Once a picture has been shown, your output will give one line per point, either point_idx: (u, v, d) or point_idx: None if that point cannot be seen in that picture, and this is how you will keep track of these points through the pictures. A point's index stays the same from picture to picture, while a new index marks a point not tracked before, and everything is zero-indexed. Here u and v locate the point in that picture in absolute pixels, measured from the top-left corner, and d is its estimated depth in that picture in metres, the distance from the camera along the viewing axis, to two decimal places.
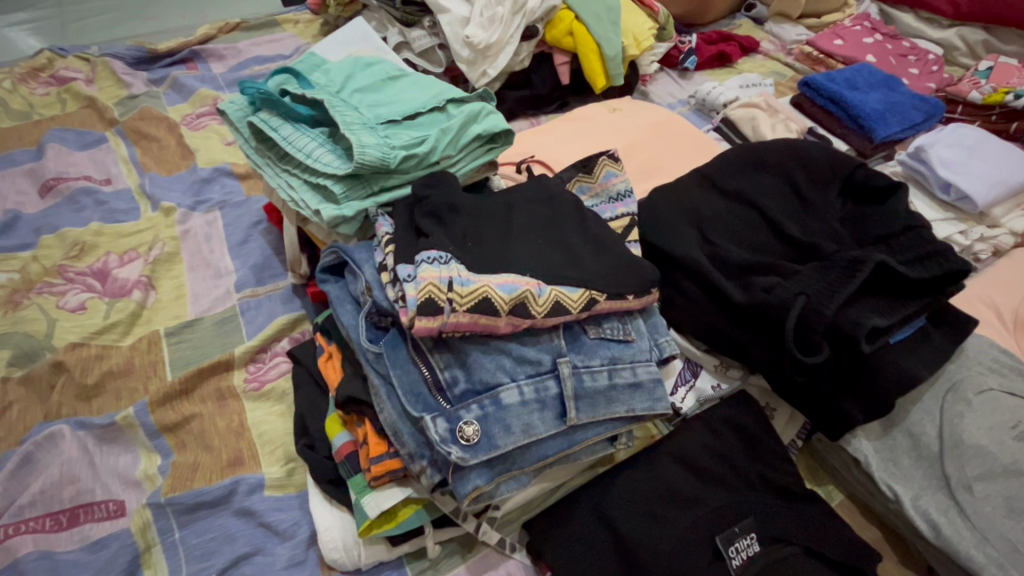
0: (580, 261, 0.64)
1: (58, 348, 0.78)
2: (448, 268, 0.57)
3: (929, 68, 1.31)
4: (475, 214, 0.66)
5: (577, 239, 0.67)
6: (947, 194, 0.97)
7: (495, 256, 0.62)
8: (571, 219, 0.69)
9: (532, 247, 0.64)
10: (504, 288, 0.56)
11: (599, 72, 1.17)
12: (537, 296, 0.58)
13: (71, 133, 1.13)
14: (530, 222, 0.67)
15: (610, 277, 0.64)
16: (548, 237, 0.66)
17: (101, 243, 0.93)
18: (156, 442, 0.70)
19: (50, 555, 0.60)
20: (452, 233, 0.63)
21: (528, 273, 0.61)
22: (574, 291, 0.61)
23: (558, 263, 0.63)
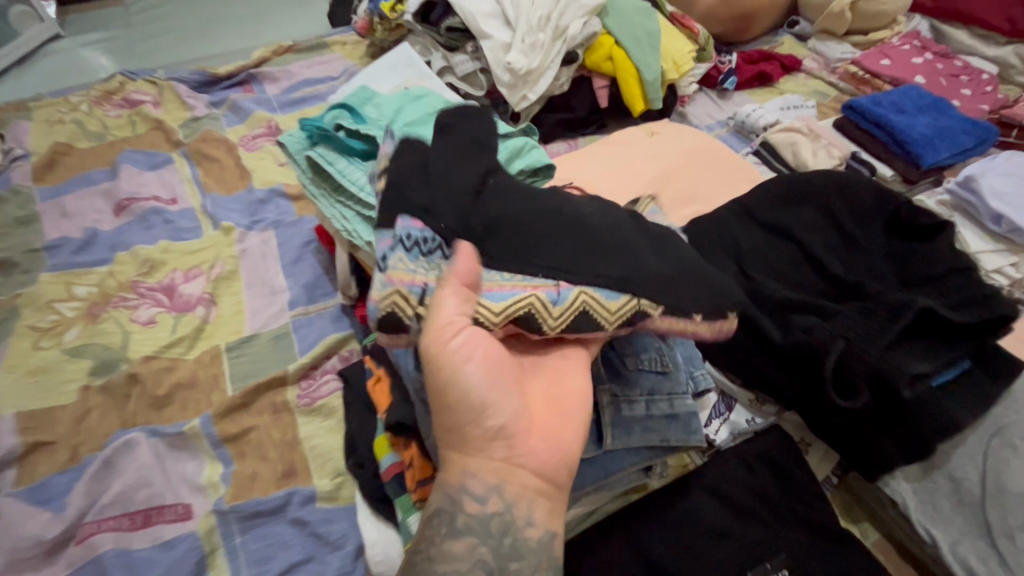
0: (644, 264, 0.58)
1: (133, 360, 0.85)
2: (418, 266, 0.57)
3: (983, 88, 1.27)
4: (521, 192, 0.61)
5: (642, 237, 0.61)
6: (998, 225, 0.94)
7: (530, 245, 0.57)
8: (637, 221, 0.63)
9: (579, 237, 0.58)
10: (490, 298, 0.53)
11: (638, 95, 1.19)
12: (553, 303, 0.54)
13: (141, 155, 1.22)
14: (590, 213, 0.61)
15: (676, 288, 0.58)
16: (608, 226, 0.60)
17: (169, 260, 1.01)
18: (218, 451, 0.76)
19: (127, 552, 0.66)
20: (473, 210, 0.60)
21: (559, 266, 0.56)
22: (616, 298, 0.56)
23: (613, 265, 0.57)
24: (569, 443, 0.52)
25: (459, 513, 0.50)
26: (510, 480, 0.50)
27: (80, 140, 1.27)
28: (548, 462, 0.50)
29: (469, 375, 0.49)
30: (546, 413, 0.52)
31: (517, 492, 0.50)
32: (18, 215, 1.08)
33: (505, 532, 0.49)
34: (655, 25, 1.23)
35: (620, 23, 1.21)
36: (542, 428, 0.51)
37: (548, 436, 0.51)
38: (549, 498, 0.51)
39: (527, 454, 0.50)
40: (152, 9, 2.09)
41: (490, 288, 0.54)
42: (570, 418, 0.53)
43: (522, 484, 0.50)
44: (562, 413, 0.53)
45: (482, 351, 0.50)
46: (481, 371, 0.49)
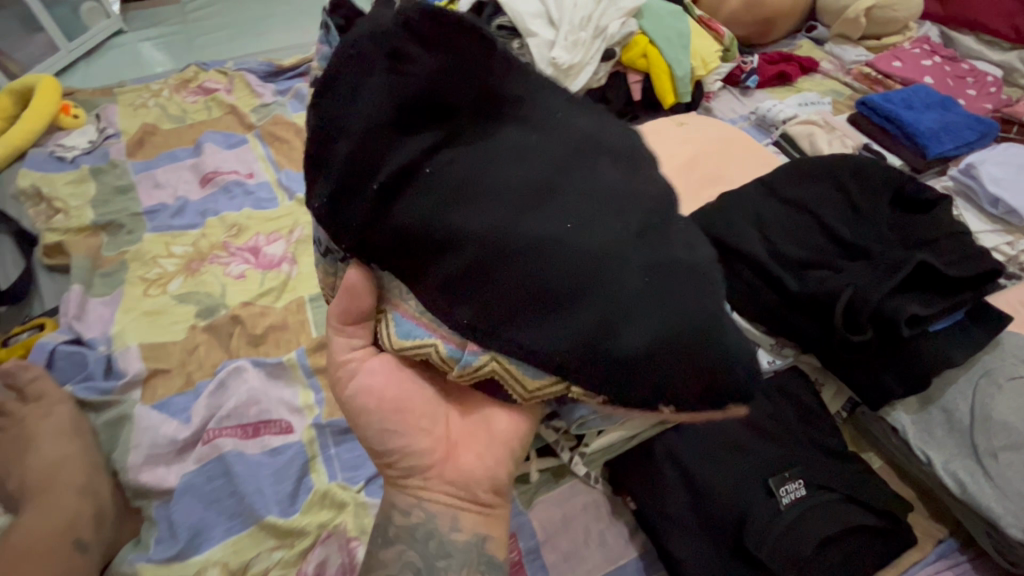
0: (598, 340, 0.47)
1: (232, 305, 0.99)
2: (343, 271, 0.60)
3: (988, 89, 1.38)
4: (466, 209, 0.49)
5: (618, 294, 0.47)
6: (995, 208, 1.05)
7: (455, 292, 0.50)
8: (624, 262, 0.48)
9: (521, 290, 0.48)
10: (399, 332, 0.55)
11: (669, 89, 1.32)
12: (457, 361, 0.53)
13: (219, 135, 1.36)
14: (563, 252, 0.48)
15: (624, 373, 0.48)
16: (568, 274, 0.47)
17: (252, 226, 1.15)
18: (310, 380, 0.88)
19: (243, 454, 0.78)
20: (389, 233, 0.51)
21: (483, 324, 0.50)
22: (538, 378, 0.51)
23: (547, 340, 0.48)
24: (486, 468, 0.53)
25: (390, 525, 0.53)
26: (430, 501, 0.53)
27: (162, 122, 1.41)
28: (465, 481, 0.53)
29: (372, 421, 0.54)
30: (464, 439, 0.55)
31: (436, 510, 0.52)
32: (117, 185, 1.23)
33: (429, 536, 0.52)
34: (686, 26, 1.35)
35: (654, 24, 1.33)
36: (457, 455, 0.54)
37: (465, 456, 0.54)
38: (478, 511, 0.54)
39: (443, 480, 0.53)
40: (205, 7, 2.23)
41: (407, 315, 0.55)
42: (485, 450, 0.54)
43: (444, 497, 0.53)
44: (479, 439, 0.55)
45: (378, 395, 0.54)
46: (381, 418, 0.53)
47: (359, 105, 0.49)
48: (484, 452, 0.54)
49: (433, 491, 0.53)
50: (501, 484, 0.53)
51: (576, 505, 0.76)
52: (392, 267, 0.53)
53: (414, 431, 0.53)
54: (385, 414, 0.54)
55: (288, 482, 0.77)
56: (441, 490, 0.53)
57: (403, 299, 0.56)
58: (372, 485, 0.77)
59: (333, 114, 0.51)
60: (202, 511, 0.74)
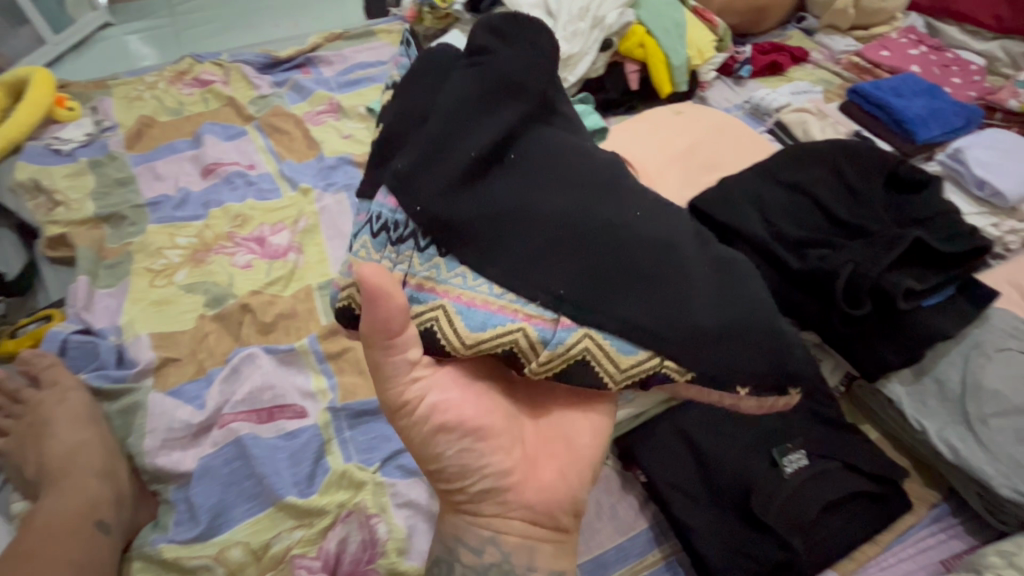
0: (681, 311, 0.53)
1: (240, 294, 0.99)
2: (383, 255, 0.59)
3: (972, 77, 1.42)
4: (550, 188, 0.56)
5: (692, 267, 0.54)
6: (982, 190, 1.09)
7: (540, 263, 0.54)
8: (692, 244, 0.56)
9: (604, 261, 0.53)
10: (469, 324, 0.53)
11: (666, 78, 1.34)
12: (546, 344, 0.53)
13: (218, 127, 1.36)
14: (640, 233, 0.55)
15: (706, 345, 0.53)
16: (647, 249, 0.54)
17: (256, 216, 1.15)
18: (323, 365, 0.90)
19: (259, 438, 0.80)
20: (478, 208, 0.55)
21: (569, 295, 0.53)
22: (631, 356, 0.53)
23: (631, 311, 0.53)
24: (570, 489, 0.51)
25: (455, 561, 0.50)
26: (506, 533, 0.50)
27: (159, 114, 1.40)
28: (546, 504, 0.50)
29: (443, 442, 0.49)
30: (544, 454, 0.52)
31: (513, 542, 0.49)
32: (117, 177, 1.22)
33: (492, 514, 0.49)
34: (681, 16, 1.38)
35: (650, 15, 1.35)
36: (536, 475, 0.50)
37: (548, 474, 0.51)
38: (552, 540, 0.51)
39: (520, 505, 0.49)
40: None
41: (475, 304, 0.54)
42: (568, 467, 0.52)
43: (519, 529, 0.50)
44: (560, 454, 0.52)
45: (458, 411, 0.49)
46: (459, 438, 0.48)
47: (454, 89, 0.58)
48: (567, 471, 0.51)
49: (507, 517, 0.49)
50: (583, 506, 0.51)
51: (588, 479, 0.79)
52: (463, 244, 0.55)
53: (497, 449, 0.49)
54: (460, 433, 0.49)
55: (306, 463, 0.78)
56: (516, 516, 0.49)
57: (471, 286, 0.55)
58: (389, 465, 0.79)
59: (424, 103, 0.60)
60: (221, 493, 0.75)
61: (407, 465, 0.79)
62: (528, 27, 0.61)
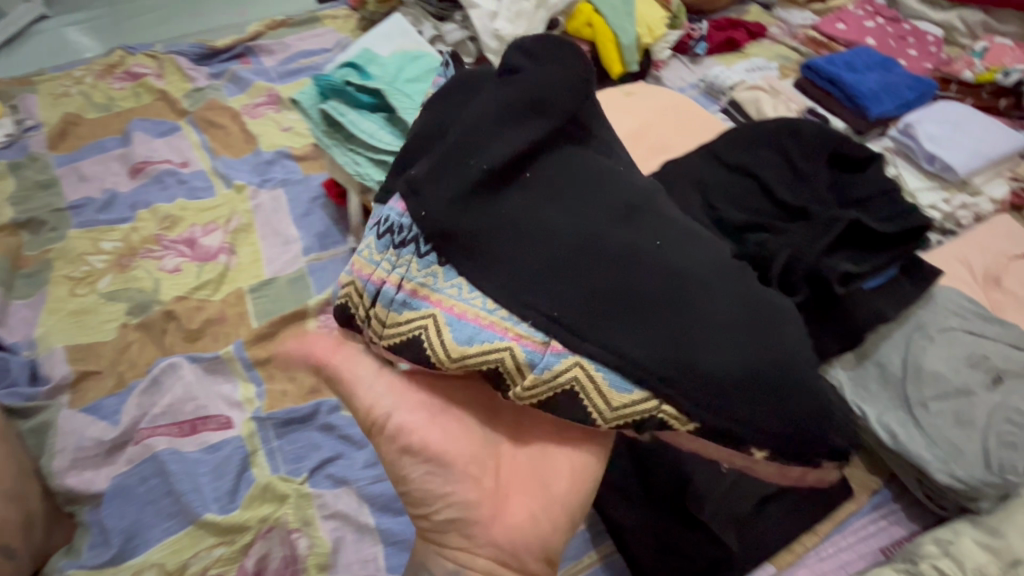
0: (690, 347, 0.50)
1: (165, 300, 0.94)
2: (384, 258, 0.57)
3: (928, 49, 1.39)
4: (562, 211, 0.56)
5: (710, 304, 0.52)
6: (933, 164, 1.07)
7: (542, 287, 0.53)
8: (717, 282, 0.54)
9: (611, 288, 0.52)
10: (457, 336, 0.52)
11: (616, 59, 1.29)
12: (534, 367, 0.51)
13: (149, 123, 1.29)
14: (659, 258, 0.54)
15: (710, 389, 0.50)
16: (663, 279, 0.52)
17: (187, 217, 1.09)
18: (251, 373, 0.86)
19: (179, 452, 0.76)
20: (484, 222, 0.55)
21: (568, 319, 0.51)
22: (628, 392, 0.51)
23: (640, 343, 0.51)
24: (542, 529, 0.49)
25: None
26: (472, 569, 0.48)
27: (86, 111, 1.33)
28: (512, 543, 0.48)
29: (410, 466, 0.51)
30: (516, 489, 0.51)
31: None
32: (39, 179, 1.15)
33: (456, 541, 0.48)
34: None
35: None
36: (505, 510, 0.49)
37: (517, 512, 0.49)
38: None
39: (488, 541, 0.48)
40: None
41: (465, 316, 0.53)
42: (539, 509, 0.50)
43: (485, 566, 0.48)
44: (534, 492, 0.51)
45: (420, 434, 0.51)
46: (416, 460, 0.50)
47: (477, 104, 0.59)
48: (538, 512, 0.50)
49: (474, 554, 0.48)
50: (553, 552, 0.49)
51: None
52: (463, 257, 0.54)
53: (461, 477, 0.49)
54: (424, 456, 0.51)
55: (229, 477, 0.74)
56: (484, 553, 0.48)
57: (464, 298, 0.54)
58: (319, 475, 0.77)
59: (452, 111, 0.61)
60: (137, 513, 0.71)
61: (337, 475, 0.76)
62: (567, 50, 0.62)
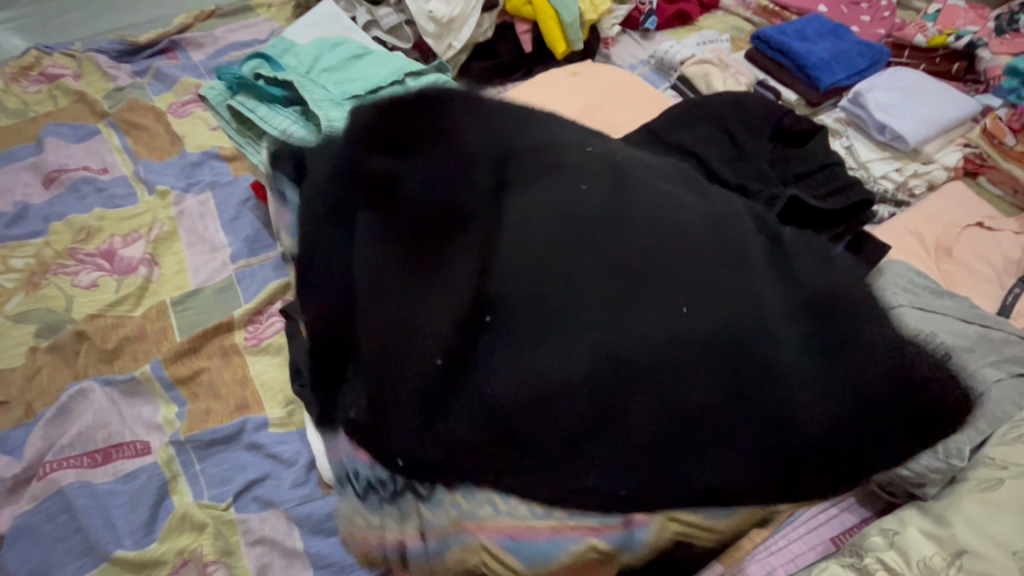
0: (793, 439, 0.50)
1: (78, 320, 0.88)
2: (386, 519, 0.56)
3: (881, 14, 1.35)
4: (566, 330, 0.51)
5: (779, 371, 0.50)
6: (883, 134, 1.04)
7: (583, 463, 0.50)
8: (775, 341, 0.51)
9: (670, 414, 0.49)
10: (521, 558, 0.52)
11: (559, 38, 1.23)
12: (625, 545, 0.53)
13: (66, 128, 1.20)
14: (691, 388, 0.49)
15: (829, 468, 0.52)
16: (711, 404, 0.50)
17: (106, 227, 1.02)
18: (172, 393, 0.81)
19: (89, 484, 0.71)
20: (486, 394, 0.51)
21: (640, 489, 0.50)
22: (726, 519, 0.54)
23: (717, 475, 0.50)
24: None
25: None
26: None
27: None
28: None
29: None
30: None
31: None
32: None
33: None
34: None
35: None
36: None
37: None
38: None
39: None
40: None
41: (519, 535, 0.52)
42: None
43: None
44: None
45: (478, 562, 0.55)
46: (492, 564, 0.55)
47: (389, 296, 0.54)
48: None
49: None
50: None
51: None
52: (501, 471, 0.51)
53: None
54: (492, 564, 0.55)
55: (144, 509, 0.70)
56: None
57: (496, 517, 0.52)
58: (244, 499, 0.72)
59: (363, 314, 0.54)
60: (42, 554, 0.66)
61: (263, 497, 0.72)
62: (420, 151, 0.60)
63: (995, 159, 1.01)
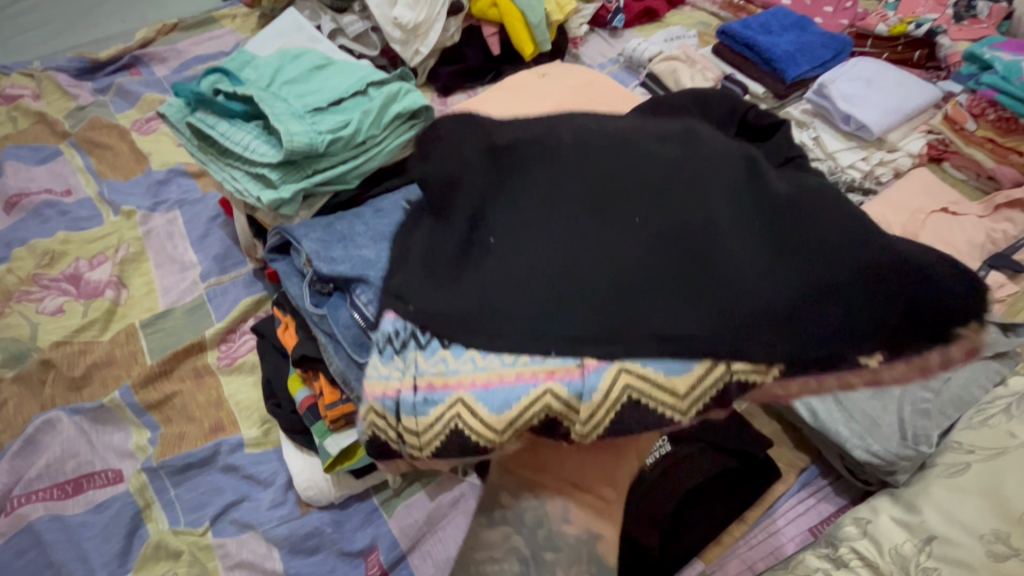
0: (746, 279, 0.41)
1: (43, 348, 0.86)
2: (390, 369, 0.47)
3: (844, 4, 1.36)
4: (529, 184, 0.47)
5: (723, 220, 0.43)
6: (848, 124, 1.05)
7: (535, 312, 0.42)
8: (726, 191, 0.45)
9: (628, 251, 0.43)
10: (489, 408, 0.42)
11: (527, 39, 1.23)
12: (581, 397, 0.42)
13: (26, 150, 1.17)
14: (653, 228, 0.43)
15: (807, 331, 0.41)
16: (670, 244, 0.43)
17: (70, 250, 1.00)
18: (143, 418, 0.79)
19: (60, 517, 0.69)
20: (455, 259, 0.46)
21: (594, 327, 0.41)
22: (688, 373, 0.41)
23: (686, 318, 0.41)
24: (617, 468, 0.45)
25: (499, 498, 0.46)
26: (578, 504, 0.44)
27: None
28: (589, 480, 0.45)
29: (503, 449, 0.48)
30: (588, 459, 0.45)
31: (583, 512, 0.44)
32: None
33: (539, 524, 0.44)
34: None
35: None
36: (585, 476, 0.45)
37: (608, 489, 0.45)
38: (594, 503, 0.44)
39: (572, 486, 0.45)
40: None
41: (489, 384, 0.43)
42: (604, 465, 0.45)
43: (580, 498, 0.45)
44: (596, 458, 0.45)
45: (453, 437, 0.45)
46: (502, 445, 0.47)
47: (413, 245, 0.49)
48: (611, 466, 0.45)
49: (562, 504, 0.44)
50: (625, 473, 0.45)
51: (443, 502, 0.73)
52: (452, 322, 0.43)
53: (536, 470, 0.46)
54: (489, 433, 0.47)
55: (117, 540, 0.68)
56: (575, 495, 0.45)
57: (454, 368, 0.43)
58: (221, 523, 0.71)
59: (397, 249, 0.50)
60: None
61: (241, 520, 0.71)
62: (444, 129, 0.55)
63: (957, 144, 1.03)
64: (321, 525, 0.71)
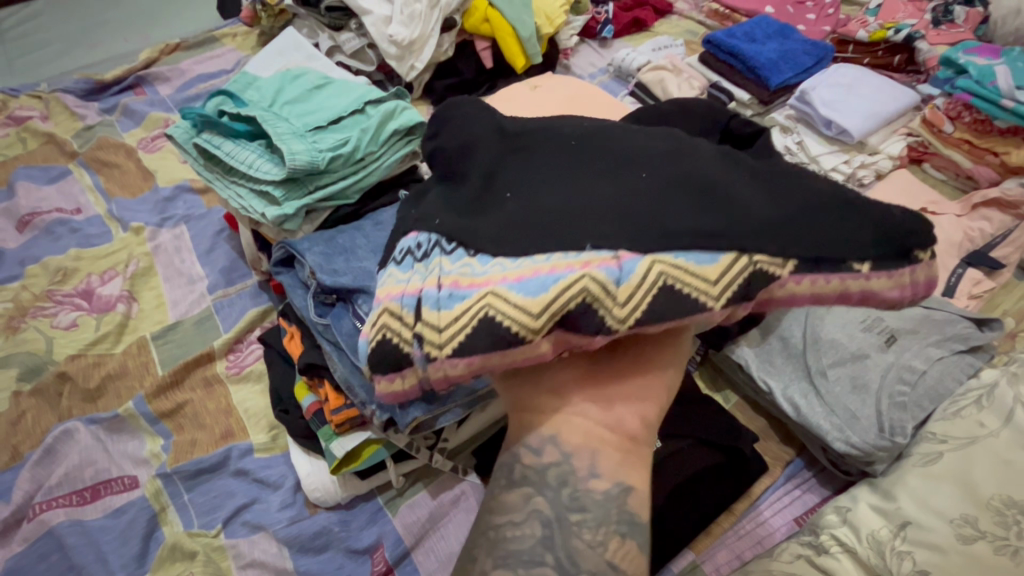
0: (746, 201, 0.46)
1: (59, 361, 0.90)
2: (414, 274, 0.49)
3: (826, 11, 1.41)
4: (540, 142, 0.52)
5: (712, 158, 0.49)
6: (830, 129, 1.09)
7: (561, 228, 0.46)
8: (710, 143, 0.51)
9: (637, 182, 0.47)
10: (524, 293, 0.43)
11: (518, 52, 1.27)
12: (617, 283, 0.43)
13: (36, 170, 1.21)
14: (656, 166, 0.48)
15: (800, 239, 0.45)
16: (673, 177, 0.47)
17: (82, 267, 1.03)
18: (156, 426, 0.82)
19: (80, 522, 0.73)
20: (479, 199, 0.50)
21: (619, 235, 0.45)
22: (714, 263, 0.44)
23: (699, 223, 0.45)
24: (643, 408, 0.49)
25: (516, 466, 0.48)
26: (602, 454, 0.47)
27: None
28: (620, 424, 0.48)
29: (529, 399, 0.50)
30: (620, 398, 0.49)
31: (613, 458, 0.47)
32: None
33: (563, 483, 0.46)
34: None
35: None
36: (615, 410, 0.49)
37: (626, 422, 0.48)
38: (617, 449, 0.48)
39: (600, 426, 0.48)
40: None
41: (521, 276, 0.44)
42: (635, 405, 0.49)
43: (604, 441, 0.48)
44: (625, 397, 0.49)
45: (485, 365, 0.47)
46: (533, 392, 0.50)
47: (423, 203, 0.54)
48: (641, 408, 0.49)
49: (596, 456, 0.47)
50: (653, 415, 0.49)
51: (445, 501, 0.76)
52: (486, 238, 0.47)
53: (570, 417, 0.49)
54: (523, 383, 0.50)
55: (135, 543, 0.72)
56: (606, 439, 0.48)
57: (485, 267, 0.46)
58: (233, 524, 0.74)
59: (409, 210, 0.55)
60: None
61: (253, 522, 0.74)
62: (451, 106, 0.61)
63: (936, 146, 1.06)
64: (329, 525, 0.74)
